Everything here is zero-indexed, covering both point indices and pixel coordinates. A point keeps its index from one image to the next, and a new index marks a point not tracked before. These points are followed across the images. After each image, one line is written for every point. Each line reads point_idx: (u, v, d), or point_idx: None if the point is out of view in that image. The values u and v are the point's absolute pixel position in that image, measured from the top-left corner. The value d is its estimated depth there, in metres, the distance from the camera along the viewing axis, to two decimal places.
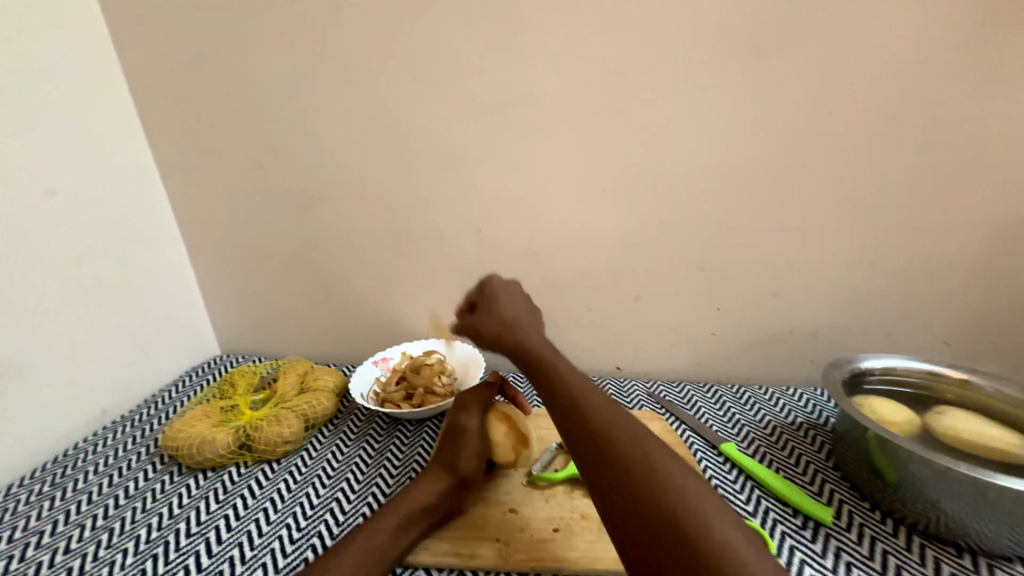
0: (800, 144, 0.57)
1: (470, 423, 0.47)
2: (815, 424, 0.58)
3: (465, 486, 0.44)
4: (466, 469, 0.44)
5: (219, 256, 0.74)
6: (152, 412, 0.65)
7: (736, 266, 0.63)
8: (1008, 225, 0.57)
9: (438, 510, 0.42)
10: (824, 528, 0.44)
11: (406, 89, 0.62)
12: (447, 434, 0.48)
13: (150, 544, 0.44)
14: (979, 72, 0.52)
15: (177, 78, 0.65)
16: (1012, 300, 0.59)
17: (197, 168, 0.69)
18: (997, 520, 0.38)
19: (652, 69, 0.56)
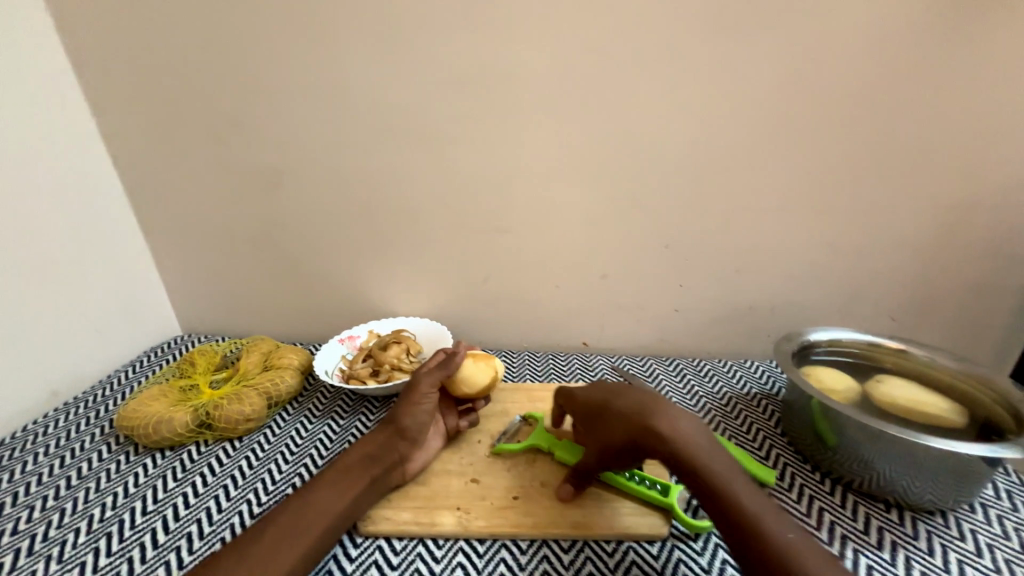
0: (764, 123, 0.58)
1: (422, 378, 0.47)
2: (768, 394, 0.61)
3: (404, 437, 0.45)
4: (409, 424, 0.45)
5: (177, 233, 0.71)
6: (107, 393, 0.63)
7: (700, 244, 0.64)
8: (955, 206, 0.60)
9: (380, 463, 0.43)
10: (767, 489, 0.46)
11: (371, 60, 0.59)
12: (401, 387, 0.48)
13: (104, 522, 0.43)
14: (937, 54, 0.53)
15: (121, 40, 0.60)
16: (953, 277, 0.63)
17: (149, 140, 0.65)
18: (922, 477, 0.41)
19: (623, 45, 0.56)
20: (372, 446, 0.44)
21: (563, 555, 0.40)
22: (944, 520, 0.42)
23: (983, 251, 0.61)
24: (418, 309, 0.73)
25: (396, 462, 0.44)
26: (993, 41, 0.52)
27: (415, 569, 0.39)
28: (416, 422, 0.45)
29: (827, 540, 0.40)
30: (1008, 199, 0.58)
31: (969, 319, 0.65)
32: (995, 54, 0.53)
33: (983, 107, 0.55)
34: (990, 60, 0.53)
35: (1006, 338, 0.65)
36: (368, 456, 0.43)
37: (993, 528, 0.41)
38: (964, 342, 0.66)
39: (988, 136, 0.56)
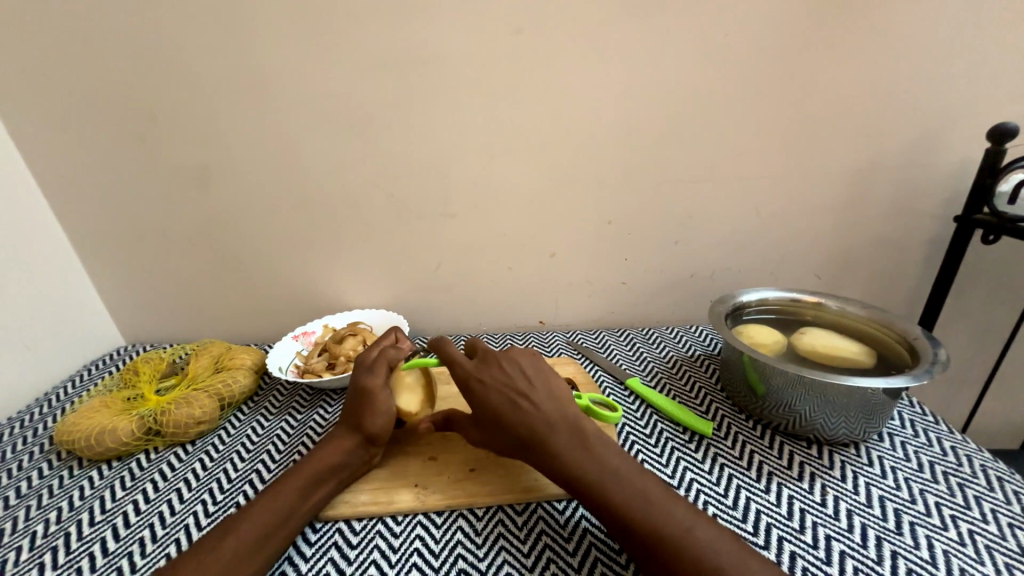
0: (691, 100, 0.61)
1: (378, 384, 0.45)
2: (710, 354, 0.65)
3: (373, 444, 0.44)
4: (376, 429, 0.44)
5: (108, 240, 0.68)
6: (44, 411, 0.59)
7: (641, 219, 0.67)
8: (866, 170, 0.65)
9: (347, 468, 0.43)
10: (705, 440, 0.50)
11: (298, 51, 0.58)
12: (351, 393, 0.46)
13: (48, 537, 0.42)
14: (844, 27, 0.57)
15: (22, 35, 0.56)
16: (868, 236, 0.69)
17: (64, 142, 0.61)
18: (835, 415, 0.45)
19: (550, 28, 0.57)
20: (340, 454, 0.43)
21: (517, 517, 0.42)
22: (857, 451, 0.47)
23: (892, 210, 0.67)
24: (374, 300, 0.73)
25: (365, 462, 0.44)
26: (888, 14, 0.56)
27: (374, 546, 0.40)
28: (383, 427, 0.44)
29: (755, 478, 0.44)
30: (909, 161, 0.64)
31: (884, 273, 0.71)
32: (894, 26, 0.57)
33: (884, 77, 0.60)
34: (891, 31, 0.57)
35: (915, 287, 0.72)
36: (336, 465, 0.42)
37: (897, 453, 0.46)
38: (879, 294, 0.73)
39: (889, 104, 0.61)
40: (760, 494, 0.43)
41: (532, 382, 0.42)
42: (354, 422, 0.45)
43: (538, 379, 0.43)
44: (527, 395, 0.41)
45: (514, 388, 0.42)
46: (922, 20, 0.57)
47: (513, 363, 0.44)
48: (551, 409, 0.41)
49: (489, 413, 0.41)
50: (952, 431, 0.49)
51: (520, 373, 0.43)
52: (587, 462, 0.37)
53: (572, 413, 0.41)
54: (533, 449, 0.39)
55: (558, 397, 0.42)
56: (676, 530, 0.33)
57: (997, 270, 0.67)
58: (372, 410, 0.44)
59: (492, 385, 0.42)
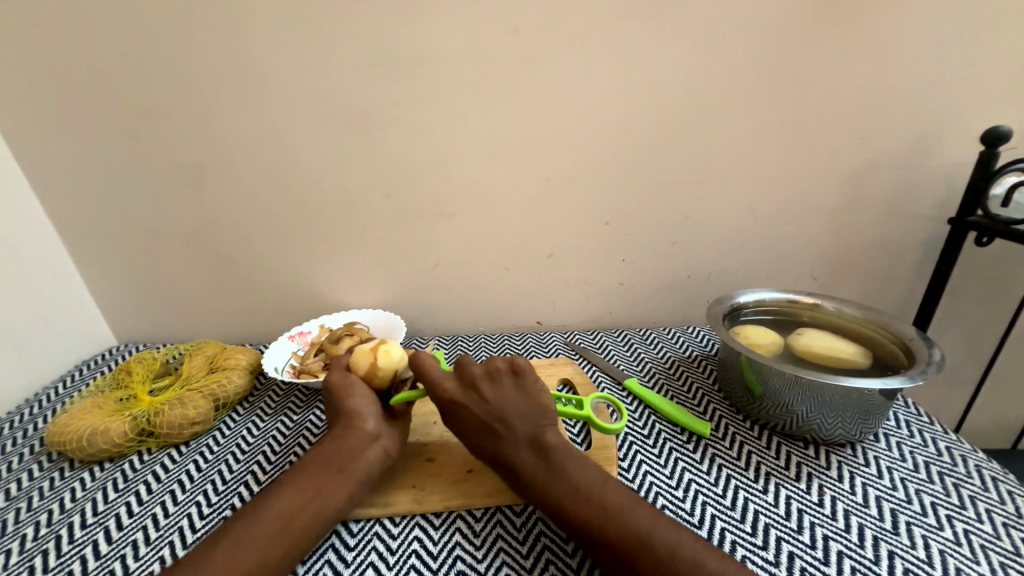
0: (688, 100, 0.61)
1: (343, 377, 0.47)
2: (707, 355, 0.65)
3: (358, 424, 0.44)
4: (358, 407, 0.45)
5: (100, 238, 0.67)
6: (35, 411, 0.59)
7: (638, 219, 0.67)
8: (862, 172, 0.65)
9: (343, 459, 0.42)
10: (704, 440, 0.50)
11: (292, 46, 0.57)
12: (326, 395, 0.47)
13: (38, 540, 0.41)
14: (839, 30, 0.58)
15: (13, 29, 0.55)
16: (863, 238, 0.69)
17: (55, 138, 0.60)
18: (830, 414, 0.45)
19: (549, 28, 0.57)
20: (345, 448, 0.42)
21: (516, 518, 0.42)
22: (853, 451, 0.47)
23: (887, 212, 0.67)
24: (370, 300, 0.72)
25: (367, 444, 0.43)
26: (883, 17, 0.57)
27: (372, 548, 0.40)
28: (365, 402, 0.45)
29: (752, 479, 0.44)
30: (904, 163, 0.64)
31: (879, 274, 0.72)
32: (889, 29, 0.57)
33: (879, 79, 0.60)
34: (886, 34, 0.58)
35: (910, 288, 0.73)
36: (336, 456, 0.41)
37: (893, 453, 0.46)
38: (875, 295, 0.73)
39: (884, 106, 0.62)
40: (758, 494, 0.43)
41: (506, 404, 0.41)
42: (341, 416, 0.45)
43: (514, 400, 0.41)
44: (500, 420, 0.40)
45: (486, 411, 0.41)
46: (917, 23, 0.57)
47: (491, 382, 0.42)
48: (523, 431, 0.40)
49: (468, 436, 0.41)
50: (947, 431, 0.49)
51: (496, 395, 0.42)
52: (561, 486, 0.37)
53: (548, 434, 0.40)
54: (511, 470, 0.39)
55: (534, 419, 0.40)
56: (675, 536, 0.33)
57: (990, 272, 0.68)
58: (346, 394, 0.45)
59: (465, 409, 0.41)
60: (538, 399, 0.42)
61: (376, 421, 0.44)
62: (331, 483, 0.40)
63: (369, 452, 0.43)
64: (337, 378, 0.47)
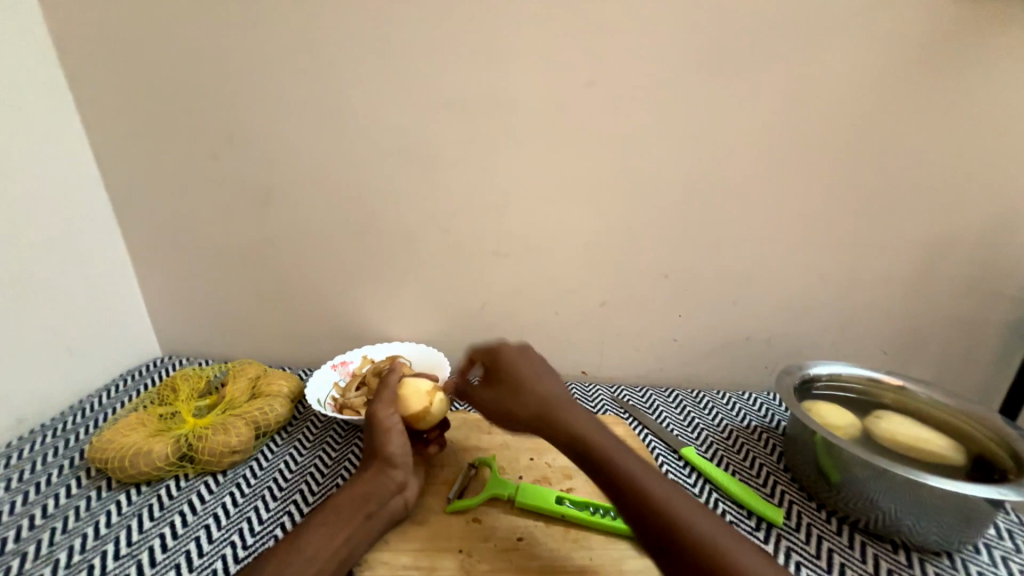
0: (760, 159, 0.59)
1: (387, 413, 0.46)
2: (768, 427, 0.61)
3: (389, 465, 0.43)
4: (394, 451, 0.44)
5: (164, 251, 0.68)
6: (77, 421, 0.58)
7: (699, 275, 0.65)
8: (941, 245, 0.62)
9: (372, 499, 0.41)
10: (775, 529, 0.45)
11: (374, 82, 0.59)
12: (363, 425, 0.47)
13: (70, 568, 0.40)
14: (923, 99, 0.56)
15: (121, 57, 0.59)
16: (940, 313, 0.65)
17: (141, 155, 0.64)
18: (926, 518, 0.41)
19: (624, 80, 0.57)
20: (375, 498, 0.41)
21: None
22: (951, 562, 0.42)
23: (968, 289, 0.63)
24: (415, 334, 0.71)
25: (393, 492, 0.42)
26: (975, 90, 0.55)
27: None
28: (401, 447, 0.44)
29: None
30: (990, 238, 0.61)
31: (958, 353, 0.67)
32: (976, 102, 0.56)
33: (966, 153, 0.58)
34: (973, 106, 0.56)
35: (994, 372, 0.67)
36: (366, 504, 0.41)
37: (999, 570, 0.41)
38: (952, 376, 0.68)
39: (970, 180, 0.59)
40: None
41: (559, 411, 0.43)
42: (374, 454, 0.44)
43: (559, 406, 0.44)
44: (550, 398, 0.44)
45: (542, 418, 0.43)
46: (1009, 100, 0.55)
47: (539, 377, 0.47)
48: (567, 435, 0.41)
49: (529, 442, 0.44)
50: None
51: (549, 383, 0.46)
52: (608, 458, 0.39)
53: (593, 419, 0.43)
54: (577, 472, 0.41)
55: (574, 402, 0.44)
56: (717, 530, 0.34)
57: None
58: (386, 433, 0.44)
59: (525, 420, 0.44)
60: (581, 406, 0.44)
61: (406, 470, 0.44)
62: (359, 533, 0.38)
63: (393, 501, 0.42)
64: (383, 414, 0.46)
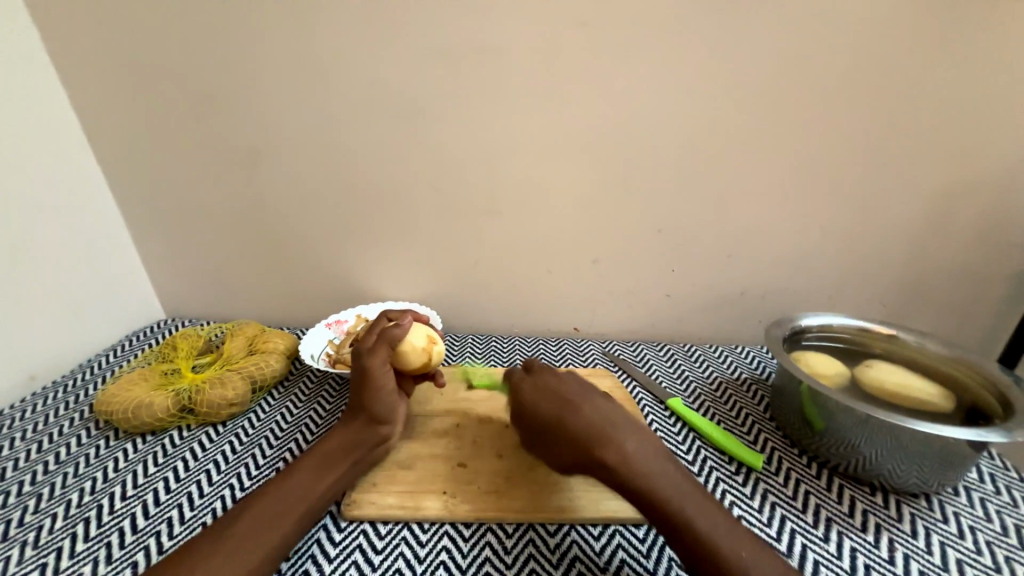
0: (761, 103, 0.56)
1: (381, 371, 0.45)
2: (758, 379, 0.61)
3: (376, 423, 0.44)
4: (381, 411, 0.44)
5: (156, 215, 0.69)
6: (86, 379, 0.61)
7: (693, 229, 0.63)
8: (951, 192, 0.59)
9: (361, 447, 0.43)
10: (754, 473, 0.46)
11: (353, 30, 0.56)
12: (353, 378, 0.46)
13: (81, 508, 0.42)
14: (942, 31, 0.52)
15: (92, 10, 0.57)
16: (945, 264, 0.63)
17: (122, 115, 0.63)
18: (907, 461, 0.41)
19: (615, 20, 0.54)
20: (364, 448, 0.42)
21: (549, 538, 0.40)
22: (928, 503, 0.42)
23: (977, 239, 0.61)
24: (407, 293, 0.72)
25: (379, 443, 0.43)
26: (1000, 19, 0.51)
27: (399, 553, 0.38)
28: (388, 407, 0.44)
29: (812, 524, 0.40)
30: (1005, 184, 0.58)
31: (961, 305, 0.65)
32: (1001, 32, 0.51)
33: (985, 90, 0.54)
34: (996, 37, 0.51)
35: (996, 324, 0.66)
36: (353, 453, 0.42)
37: (976, 511, 0.41)
38: (953, 328, 0.66)
39: (987, 120, 0.55)
40: (818, 542, 0.39)
41: (588, 394, 0.41)
42: (363, 409, 0.44)
43: (589, 391, 0.42)
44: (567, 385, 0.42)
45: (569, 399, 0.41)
46: None
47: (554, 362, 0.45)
48: (602, 421, 0.39)
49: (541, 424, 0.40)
50: None
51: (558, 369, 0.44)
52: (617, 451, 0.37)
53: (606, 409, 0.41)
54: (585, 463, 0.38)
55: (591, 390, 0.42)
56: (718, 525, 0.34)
57: None
58: (375, 392, 0.44)
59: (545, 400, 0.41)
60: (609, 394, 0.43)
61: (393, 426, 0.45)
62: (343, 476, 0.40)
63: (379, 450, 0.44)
64: (378, 371, 0.45)
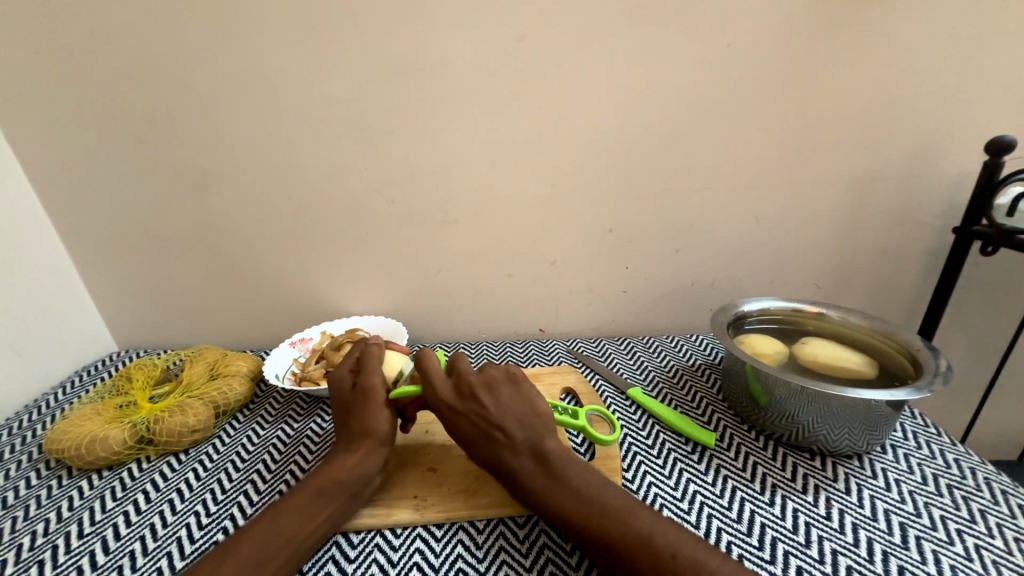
0: (691, 107, 0.61)
1: (375, 385, 0.45)
2: (711, 364, 0.65)
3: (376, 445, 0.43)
4: (379, 425, 0.43)
5: (104, 244, 0.67)
6: (34, 418, 0.58)
7: (642, 227, 0.67)
8: (864, 181, 0.65)
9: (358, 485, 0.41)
10: (708, 450, 0.49)
11: (299, 51, 0.57)
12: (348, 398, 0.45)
13: (35, 550, 0.41)
14: (842, 37, 0.58)
15: (21, 38, 0.56)
16: (866, 246, 0.69)
17: (60, 144, 0.61)
18: (837, 425, 0.45)
19: (552, 34, 0.57)
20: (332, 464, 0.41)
21: (519, 530, 0.42)
22: (860, 462, 0.47)
23: (890, 222, 0.67)
24: (373, 307, 0.72)
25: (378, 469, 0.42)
26: (889, 26, 0.57)
27: (373, 560, 0.39)
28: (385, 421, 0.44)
29: (759, 491, 0.44)
30: (909, 171, 0.64)
31: (884, 283, 0.72)
32: (891, 37, 0.58)
33: (884, 88, 0.60)
34: (888, 41, 0.58)
35: (916, 297, 0.73)
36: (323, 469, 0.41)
37: (901, 466, 0.46)
38: (879, 303, 0.73)
39: (889, 115, 0.62)
40: (765, 507, 0.42)
41: (506, 409, 0.42)
42: (356, 431, 0.43)
43: (508, 405, 0.42)
44: (499, 426, 0.41)
45: (485, 418, 0.41)
46: (922, 32, 0.57)
47: (489, 392, 0.43)
48: (523, 436, 0.40)
49: (467, 444, 0.42)
50: (955, 443, 0.49)
51: (493, 401, 0.42)
52: (557, 490, 0.38)
53: (545, 436, 0.41)
54: (507, 475, 0.40)
55: (530, 424, 0.41)
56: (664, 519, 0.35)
57: (992, 282, 0.68)
58: (372, 406, 0.44)
59: (464, 418, 0.42)
60: (536, 404, 0.43)
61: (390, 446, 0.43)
62: (309, 493, 0.40)
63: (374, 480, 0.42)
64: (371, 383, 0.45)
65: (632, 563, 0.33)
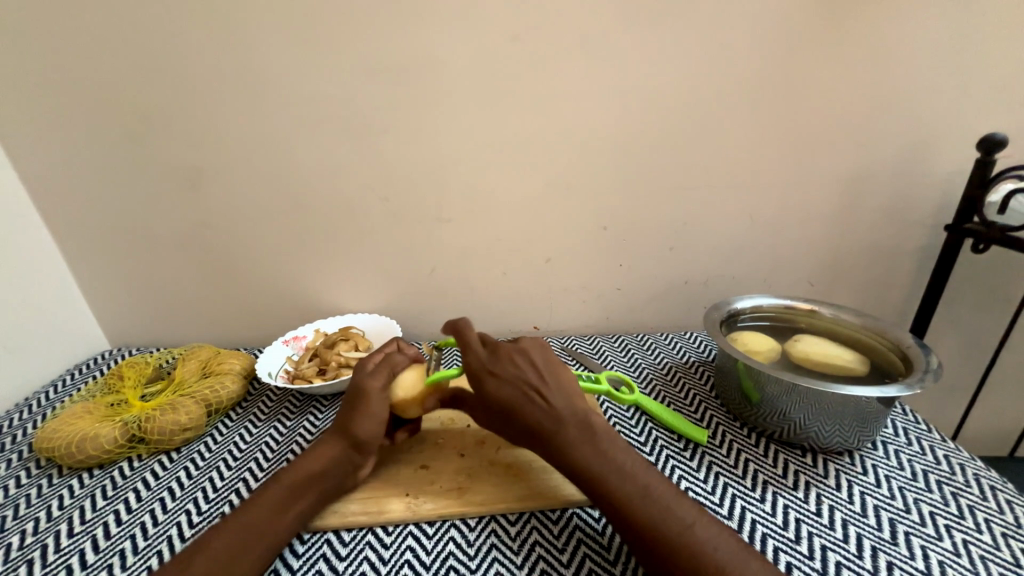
0: (685, 105, 0.61)
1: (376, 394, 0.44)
2: (704, 361, 0.65)
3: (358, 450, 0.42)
4: (363, 434, 0.42)
5: (95, 241, 0.66)
6: (25, 416, 0.58)
7: (636, 225, 0.67)
8: (858, 179, 0.65)
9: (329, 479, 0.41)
10: (700, 447, 0.49)
11: (291, 48, 0.57)
12: (348, 393, 0.45)
13: (24, 549, 0.41)
14: (835, 35, 0.58)
15: (9, 34, 0.55)
16: (860, 244, 0.69)
17: (50, 141, 0.60)
18: (828, 422, 0.45)
19: (546, 31, 0.57)
20: (325, 465, 0.41)
21: (511, 527, 0.42)
22: (851, 459, 0.47)
23: (884, 220, 0.68)
24: (367, 305, 0.72)
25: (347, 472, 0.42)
26: (882, 25, 0.57)
27: (364, 557, 0.39)
28: (369, 433, 0.43)
29: (750, 488, 0.44)
30: (902, 169, 0.65)
31: (877, 280, 0.72)
32: (884, 36, 0.58)
33: (880, 86, 0.60)
34: (882, 40, 0.58)
35: (907, 295, 0.73)
36: (314, 472, 0.41)
37: (891, 462, 0.46)
38: (872, 301, 0.73)
39: (882, 114, 0.62)
40: (756, 503, 0.43)
41: (543, 373, 0.43)
42: (344, 428, 0.43)
43: (548, 371, 0.43)
44: (540, 391, 0.41)
45: (526, 383, 0.42)
46: (917, 30, 0.57)
47: (524, 356, 0.43)
48: (563, 405, 0.41)
49: (504, 414, 0.42)
50: (945, 439, 0.49)
51: (531, 366, 0.43)
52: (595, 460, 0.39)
53: (584, 408, 0.42)
54: (544, 443, 0.40)
55: (569, 391, 0.42)
56: (658, 516, 0.35)
57: (984, 280, 0.69)
58: (363, 415, 0.43)
59: (505, 383, 0.42)
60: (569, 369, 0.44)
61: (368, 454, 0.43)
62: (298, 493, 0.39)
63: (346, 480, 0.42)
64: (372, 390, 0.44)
65: (667, 542, 0.34)
